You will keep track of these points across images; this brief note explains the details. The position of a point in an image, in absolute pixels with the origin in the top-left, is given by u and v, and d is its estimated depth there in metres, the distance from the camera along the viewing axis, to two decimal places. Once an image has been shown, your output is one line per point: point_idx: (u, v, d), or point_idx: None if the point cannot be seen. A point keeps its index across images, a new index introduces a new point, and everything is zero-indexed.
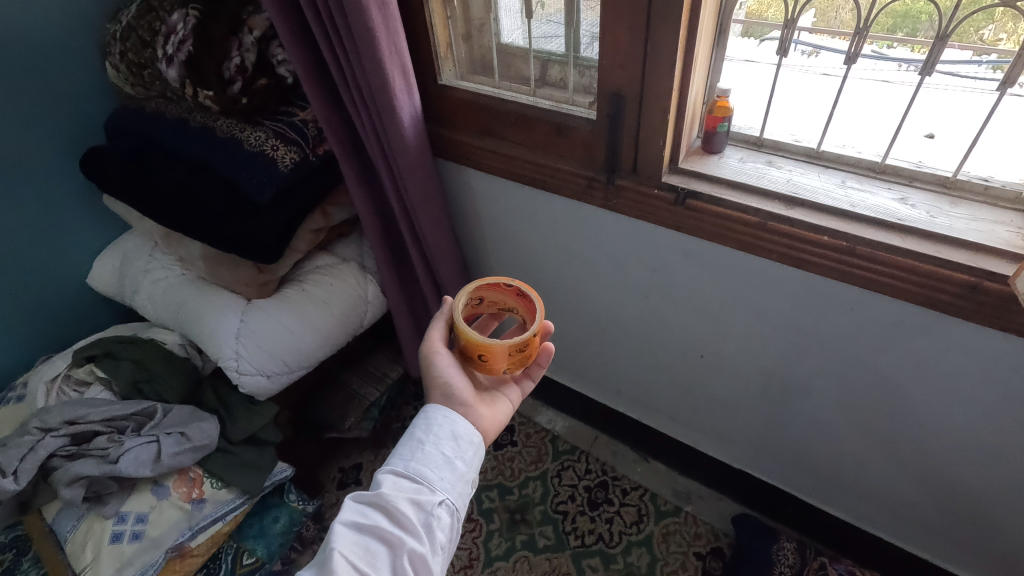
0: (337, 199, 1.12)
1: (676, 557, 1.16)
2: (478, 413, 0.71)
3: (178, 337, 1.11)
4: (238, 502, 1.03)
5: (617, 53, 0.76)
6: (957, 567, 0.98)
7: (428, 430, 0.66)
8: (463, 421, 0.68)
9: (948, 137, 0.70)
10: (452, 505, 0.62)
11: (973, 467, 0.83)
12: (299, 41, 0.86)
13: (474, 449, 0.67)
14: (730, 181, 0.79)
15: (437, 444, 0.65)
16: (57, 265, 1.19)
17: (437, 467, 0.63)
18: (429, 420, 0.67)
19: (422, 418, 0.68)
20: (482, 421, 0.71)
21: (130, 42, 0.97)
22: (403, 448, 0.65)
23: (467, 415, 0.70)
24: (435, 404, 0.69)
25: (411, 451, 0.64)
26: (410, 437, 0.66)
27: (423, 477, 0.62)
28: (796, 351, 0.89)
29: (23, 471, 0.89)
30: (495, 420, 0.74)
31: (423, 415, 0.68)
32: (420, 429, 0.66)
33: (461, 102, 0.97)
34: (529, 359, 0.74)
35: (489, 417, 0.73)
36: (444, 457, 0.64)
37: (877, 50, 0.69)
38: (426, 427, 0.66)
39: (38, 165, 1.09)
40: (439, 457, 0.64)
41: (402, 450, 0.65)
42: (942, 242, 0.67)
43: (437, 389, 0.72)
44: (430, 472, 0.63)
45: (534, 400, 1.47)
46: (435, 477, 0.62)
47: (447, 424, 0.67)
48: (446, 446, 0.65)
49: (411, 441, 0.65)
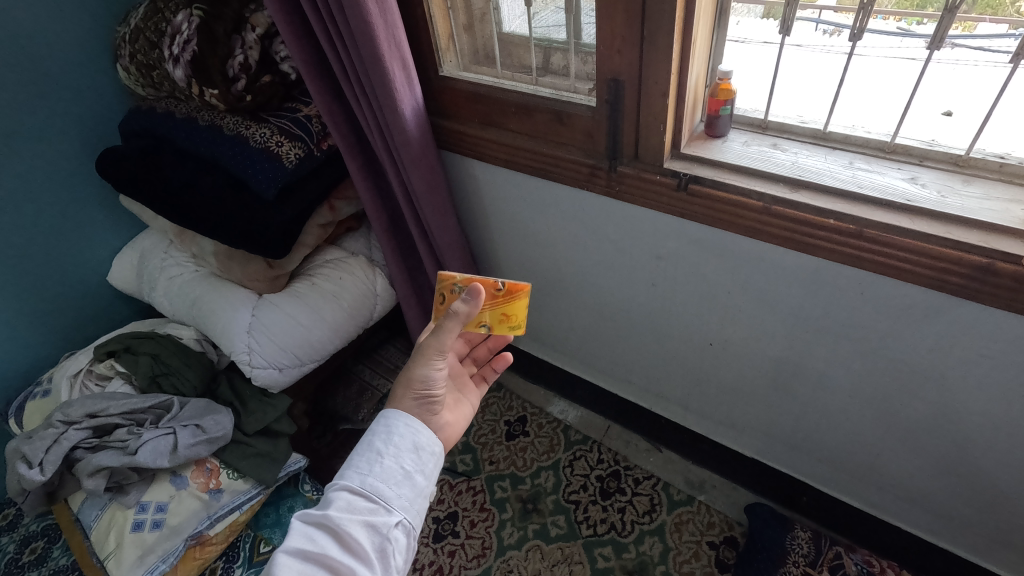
0: (343, 193, 1.13)
1: (689, 546, 1.16)
2: (440, 420, 0.74)
3: (194, 332, 1.14)
4: (254, 492, 1.05)
5: (615, 37, 0.74)
6: (979, 558, 0.96)
7: (387, 440, 0.66)
8: (424, 432, 0.69)
9: (966, 114, 0.68)
10: (408, 525, 0.63)
11: (995, 453, 0.80)
12: (299, 34, 0.87)
13: (434, 460, 0.68)
14: (733, 164, 0.78)
15: (393, 459, 0.65)
16: (80, 265, 1.23)
17: (395, 483, 0.63)
18: (389, 428, 0.68)
19: (382, 426, 0.68)
20: (443, 429, 0.74)
21: (139, 43, 0.99)
22: (359, 461, 0.65)
23: (428, 421, 0.73)
24: (395, 410, 0.70)
25: (368, 465, 0.64)
26: (368, 449, 0.66)
27: (380, 495, 0.62)
28: (806, 338, 0.87)
29: (47, 462, 0.93)
30: (456, 426, 0.77)
31: (382, 423, 0.68)
32: (379, 439, 0.67)
33: (462, 93, 0.97)
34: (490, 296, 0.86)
35: (452, 424, 0.76)
36: (403, 472, 0.65)
37: (903, 27, 0.67)
38: (386, 438, 0.66)
39: (58, 166, 1.13)
40: (399, 471, 0.64)
41: (359, 462, 0.64)
42: (953, 222, 0.65)
43: (412, 390, 0.72)
44: (387, 489, 0.63)
45: (547, 390, 1.47)
46: (393, 495, 0.63)
47: (408, 434, 0.67)
48: (404, 460, 0.65)
49: (368, 453, 0.65)
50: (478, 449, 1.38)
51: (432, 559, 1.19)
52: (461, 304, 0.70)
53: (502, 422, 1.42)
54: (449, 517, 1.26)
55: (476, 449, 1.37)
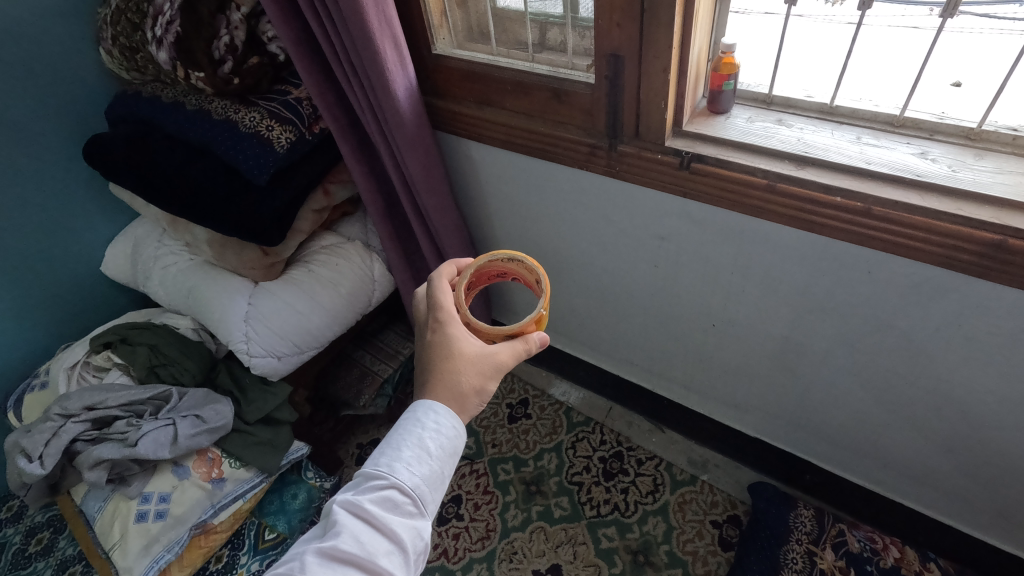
0: (338, 177, 1.11)
1: (692, 525, 1.16)
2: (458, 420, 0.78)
3: (191, 321, 1.13)
4: (257, 480, 1.06)
5: (614, 11, 0.71)
6: (981, 532, 0.96)
7: (437, 443, 0.63)
8: (462, 436, 0.67)
9: (975, 85, 0.66)
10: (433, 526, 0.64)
11: (1001, 430, 0.80)
12: (287, 13, 0.83)
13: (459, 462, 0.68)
14: (737, 141, 0.76)
15: (437, 462, 0.63)
16: (72, 254, 1.21)
17: (434, 488, 0.63)
18: (439, 426, 0.64)
19: (433, 423, 0.64)
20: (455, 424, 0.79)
21: (120, 25, 0.97)
22: (408, 456, 0.62)
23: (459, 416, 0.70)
24: (442, 404, 0.66)
25: (418, 466, 0.62)
26: (418, 445, 0.63)
27: (423, 500, 0.61)
28: (811, 317, 0.86)
29: (48, 455, 0.92)
30: None
31: (431, 417, 0.65)
32: (430, 437, 0.63)
33: (457, 72, 0.94)
34: (475, 278, 0.76)
35: None
36: (440, 475, 0.63)
37: None
38: (435, 436, 0.64)
39: (45, 155, 1.10)
40: (438, 475, 0.63)
41: (410, 460, 0.61)
42: (965, 198, 0.63)
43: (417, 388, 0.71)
44: (428, 494, 0.62)
45: (548, 372, 1.47)
46: (430, 500, 0.62)
47: (454, 439, 0.65)
48: (443, 465, 0.64)
49: (418, 450, 0.62)
50: (481, 432, 1.38)
51: (437, 542, 1.20)
52: (533, 345, 0.71)
53: (504, 405, 1.42)
54: (453, 501, 1.26)
55: (478, 432, 1.38)
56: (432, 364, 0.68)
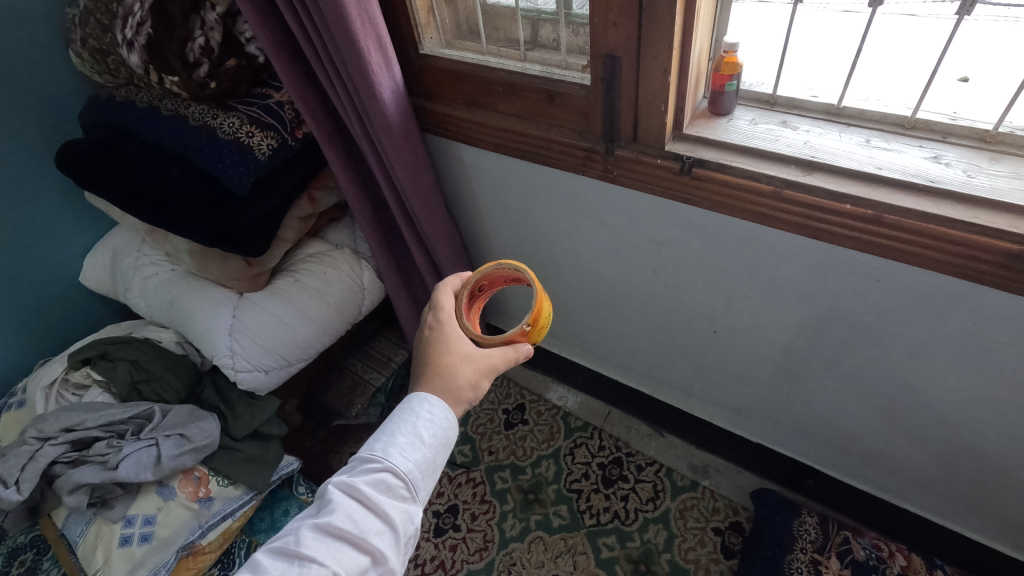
0: (323, 182, 1.07)
1: (694, 533, 1.14)
2: None
3: (174, 334, 1.09)
4: (246, 497, 1.02)
5: (610, 9, 0.67)
6: (989, 539, 0.94)
7: (432, 430, 0.60)
8: (456, 429, 0.63)
9: (984, 80, 0.63)
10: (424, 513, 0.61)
11: (1012, 439, 0.78)
12: (264, 13, 0.78)
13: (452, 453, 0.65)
14: (740, 146, 0.72)
15: (431, 451, 0.60)
16: (48, 265, 1.16)
17: (426, 475, 0.60)
18: (434, 416, 0.61)
19: (428, 411, 0.61)
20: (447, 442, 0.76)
21: (90, 26, 0.92)
22: (402, 442, 0.59)
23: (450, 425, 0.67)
24: (435, 397, 0.63)
25: (411, 452, 0.59)
26: (412, 432, 0.59)
27: (416, 486, 0.58)
28: (818, 325, 0.83)
29: (24, 480, 0.89)
30: None
31: (425, 407, 0.61)
32: (424, 426, 0.60)
33: (445, 73, 0.90)
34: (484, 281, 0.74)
35: None
36: (434, 463, 0.60)
37: None
38: (429, 425, 0.60)
39: (16, 163, 1.05)
40: (431, 463, 0.60)
41: (403, 446, 0.58)
42: (981, 205, 0.60)
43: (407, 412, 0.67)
44: (421, 480, 0.59)
45: (544, 375, 1.44)
46: (423, 486, 0.59)
47: (448, 430, 0.62)
48: (437, 455, 0.61)
49: (412, 437, 0.59)
50: (477, 439, 1.35)
51: (433, 554, 1.17)
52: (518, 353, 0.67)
53: (501, 411, 1.39)
54: (449, 511, 1.24)
55: (473, 439, 1.35)
56: (427, 360, 0.66)
